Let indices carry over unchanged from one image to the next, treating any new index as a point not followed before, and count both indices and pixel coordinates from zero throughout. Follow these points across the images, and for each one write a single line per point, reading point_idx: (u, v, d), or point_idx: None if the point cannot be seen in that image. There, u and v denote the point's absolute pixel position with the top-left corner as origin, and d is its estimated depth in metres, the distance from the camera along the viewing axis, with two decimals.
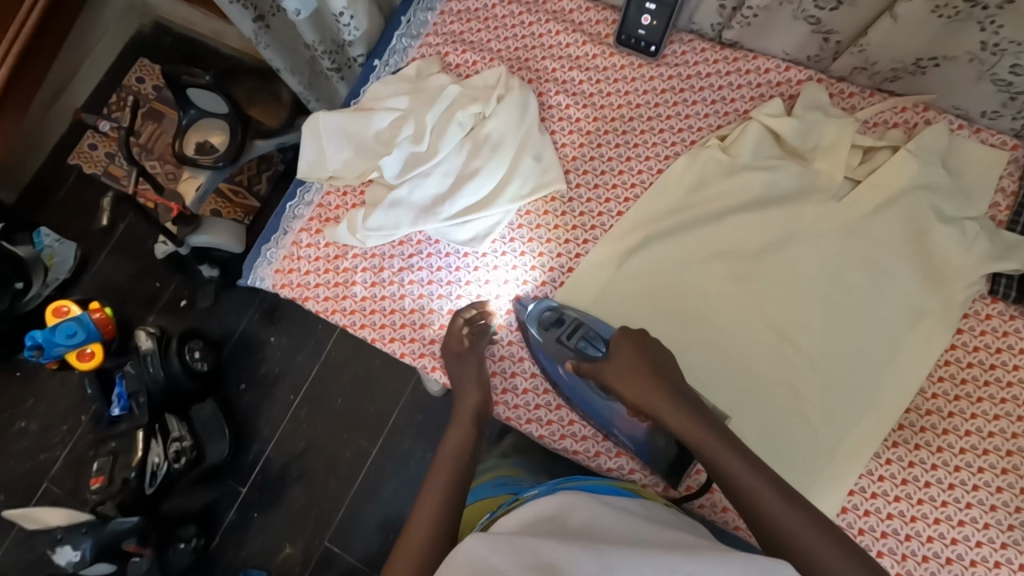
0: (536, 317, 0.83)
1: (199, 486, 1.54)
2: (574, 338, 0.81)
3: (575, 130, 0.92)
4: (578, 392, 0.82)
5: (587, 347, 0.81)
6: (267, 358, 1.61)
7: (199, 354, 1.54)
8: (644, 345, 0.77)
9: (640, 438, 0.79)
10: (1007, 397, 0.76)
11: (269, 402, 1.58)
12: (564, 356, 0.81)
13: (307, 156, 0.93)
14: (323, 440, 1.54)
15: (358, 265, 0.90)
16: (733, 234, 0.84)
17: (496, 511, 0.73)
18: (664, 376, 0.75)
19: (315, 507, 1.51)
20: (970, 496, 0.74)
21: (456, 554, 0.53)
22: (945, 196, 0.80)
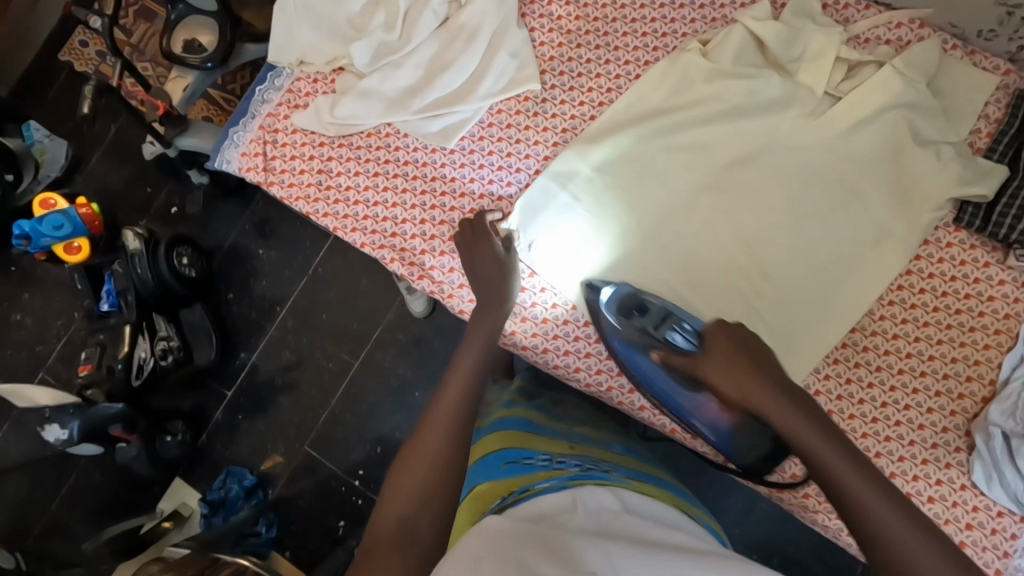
0: (615, 304, 0.79)
1: (186, 386, 1.62)
2: (661, 326, 0.77)
3: (555, 29, 0.89)
4: (653, 376, 0.79)
5: (678, 338, 0.77)
6: (254, 270, 1.63)
7: (188, 261, 1.53)
8: (739, 336, 0.74)
9: (722, 429, 0.78)
10: (953, 322, 0.77)
11: (255, 311, 1.62)
12: (646, 343, 0.78)
13: (277, 37, 0.90)
14: (306, 351, 1.59)
15: (325, 155, 0.89)
16: (702, 145, 0.83)
17: (507, 497, 0.63)
18: (767, 366, 0.72)
19: (297, 412, 1.57)
20: (900, 415, 0.76)
21: (471, 537, 0.49)
22: (923, 116, 0.77)
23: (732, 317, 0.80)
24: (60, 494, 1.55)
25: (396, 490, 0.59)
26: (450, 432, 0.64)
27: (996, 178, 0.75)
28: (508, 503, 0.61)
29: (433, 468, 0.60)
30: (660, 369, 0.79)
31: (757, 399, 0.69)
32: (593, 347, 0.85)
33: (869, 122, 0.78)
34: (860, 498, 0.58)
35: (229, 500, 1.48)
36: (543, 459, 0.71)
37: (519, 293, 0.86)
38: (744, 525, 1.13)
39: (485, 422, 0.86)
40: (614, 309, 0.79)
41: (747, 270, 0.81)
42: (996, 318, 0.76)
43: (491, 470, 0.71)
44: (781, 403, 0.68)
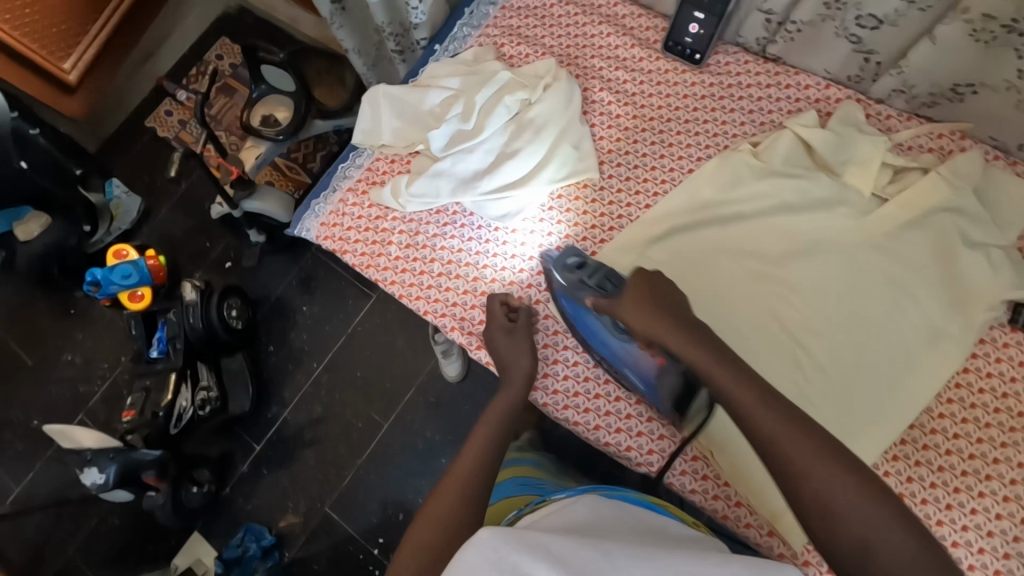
0: (560, 262, 0.88)
1: (218, 436, 1.64)
2: (594, 276, 0.84)
3: (613, 126, 0.97)
4: (595, 331, 0.84)
5: (609, 288, 0.84)
6: (296, 324, 1.70)
7: (236, 312, 1.63)
8: (652, 280, 0.80)
9: (650, 375, 0.79)
10: (1015, 425, 0.76)
11: (293, 366, 1.67)
12: (579, 295, 0.84)
13: (363, 123, 1.01)
14: (337, 409, 1.61)
15: (396, 228, 0.96)
16: (753, 236, 0.87)
17: (525, 509, 0.75)
18: (677, 313, 0.76)
19: (321, 472, 1.57)
20: (966, 519, 0.73)
21: (467, 549, 0.51)
22: (973, 223, 0.81)
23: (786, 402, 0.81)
24: (78, 538, 1.55)
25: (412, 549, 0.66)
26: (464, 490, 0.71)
27: None
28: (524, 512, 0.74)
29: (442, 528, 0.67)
30: (603, 322, 0.83)
31: (740, 395, 0.66)
32: (644, 426, 0.85)
33: (916, 225, 0.83)
34: (823, 492, 0.60)
35: (244, 558, 1.46)
36: (554, 487, 0.87)
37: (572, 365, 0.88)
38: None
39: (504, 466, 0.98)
40: (569, 270, 0.86)
41: (799, 357, 0.82)
42: None
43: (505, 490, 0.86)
44: (781, 417, 0.64)
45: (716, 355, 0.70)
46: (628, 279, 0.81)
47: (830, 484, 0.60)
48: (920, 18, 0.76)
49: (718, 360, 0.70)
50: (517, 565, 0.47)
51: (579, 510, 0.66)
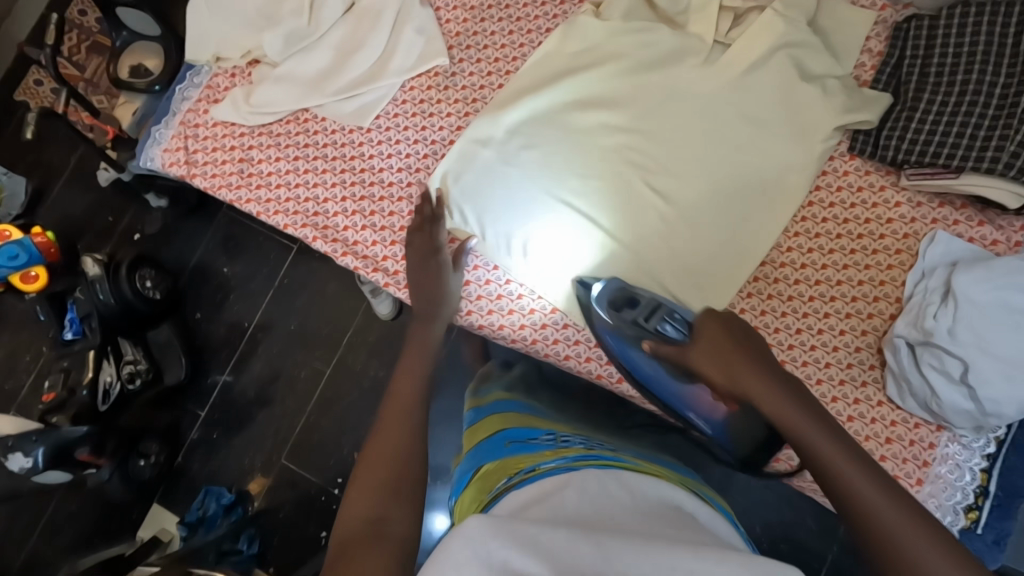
0: (605, 300, 0.78)
1: (159, 408, 1.56)
2: (653, 318, 0.76)
3: (460, 6, 0.92)
4: (652, 374, 0.77)
5: (668, 328, 0.76)
6: (222, 287, 1.61)
7: (150, 283, 1.51)
8: (729, 322, 0.72)
9: (716, 421, 0.74)
10: (856, 247, 0.79)
11: (227, 331, 1.60)
12: (634, 335, 0.76)
13: (193, 35, 0.94)
14: (279, 365, 1.56)
15: (246, 144, 0.91)
16: (607, 100, 0.85)
17: (513, 477, 0.58)
18: (761, 356, 0.68)
19: (274, 428, 1.53)
20: (814, 339, 0.78)
21: (449, 540, 0.38)
22: (808, 53, 0.81)
23: (654, 252, 0.82)
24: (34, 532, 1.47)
25: (362, 486, 0.59)
26: (409, 429, 0.65)
27: (881, 104, 0.78)
28: (512, 484, 0.56)
29: (389, 470, 0.60)
30: (660, 368, 0.76)
31: (786, 415, 0.61)
32: (515, 303, 0.86)
33: (759, 66, 0.82)
34: (875, 509, 0.52)
35: (207, 518, 1.43)
36: (549, 438, 0.69)
37: None
38: (727, 491, 1.08)
39: (484, 399, 0.85)
40: (625, 305, 0.78)
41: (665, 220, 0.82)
42: (898, 238, 0.78)
43: (494, 448, 0.68)
44: (814, 423, 0.60)
45: (777, 379, 0.65)
46: (703, 319, 0.73)
47: (873, 498, 0.53)
48: None
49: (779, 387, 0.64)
50: (507, 564, 0.34)
51: (579, 491, 0.48)
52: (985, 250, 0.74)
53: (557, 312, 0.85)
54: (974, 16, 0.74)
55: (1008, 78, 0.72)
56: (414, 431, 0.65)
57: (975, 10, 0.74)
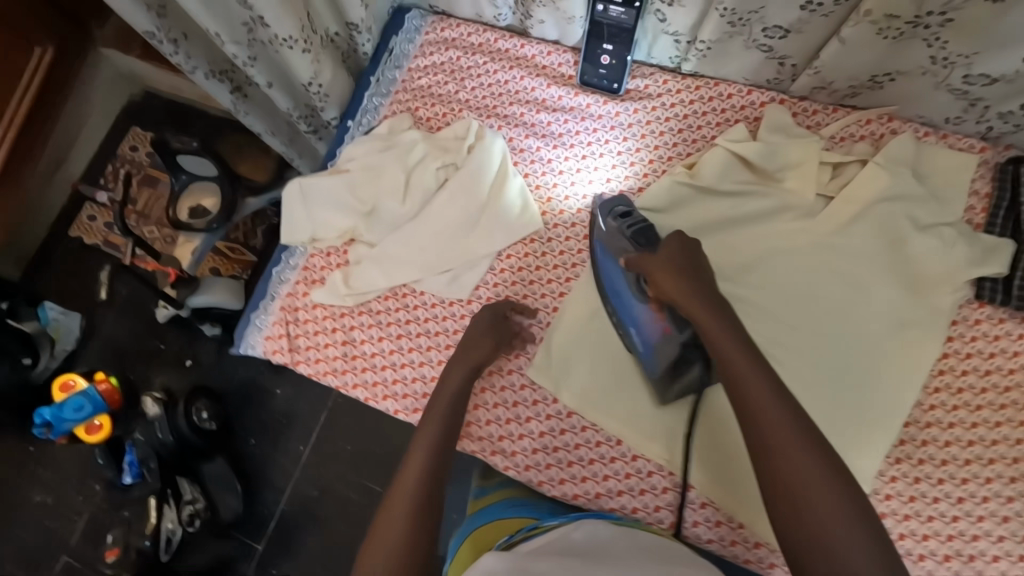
0: (607, 207, 0.87)
1: (213, 539, 1.39)
2: (633, 227, 0.84)
3: (547, 171, 0.94)
4: (618, 287, 0.84)
5: (643, 243, 0.83)
6: (271, 407, 1.46)
7: (207, 414, 1.39)
8: (691, 246, 0.78)
9: (654, 336, 0.80)
10: (1004, 402, 0.76)
11: (278, 453, 1.42)
12: (618, 238, 0.85)
13: (287, 223, 0.96)
14: (331, 486, 1.39)
15: (348, 325, 0.91)
16: (714, 261, 0.85)
17: (515, 535, 0.69)
18: (698, 279, 0.74)
19: (330, 555, 1.35)
20: (981, 509, 0.73)
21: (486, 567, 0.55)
22: (917, 205, 0.80)
23: (813, 404, 0.78)
24: None
25: (375, 544, 0.66)
26: (422, 484, 0.70)
27: (1005, 253, 0.77)
28: (518, 538, 0.67)
29: (405, 547, 0.64)
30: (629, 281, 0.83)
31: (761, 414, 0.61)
32: (646, 483, 0.80)
33: (865, 219, 0.81)
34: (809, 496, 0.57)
35: None
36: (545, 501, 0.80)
37: (559, 435, 0.83)
38: None
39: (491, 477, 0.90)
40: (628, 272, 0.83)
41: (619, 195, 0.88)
42: None
43: (494, 510, 0.79)
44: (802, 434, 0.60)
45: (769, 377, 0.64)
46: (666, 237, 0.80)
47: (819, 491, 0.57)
48: (824, 24, 0.72)
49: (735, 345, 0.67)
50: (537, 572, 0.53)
51: (590, 540, 0.64)
52: None
53: (693, 489, 0.78)
54: None
55: None
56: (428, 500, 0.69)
57: None
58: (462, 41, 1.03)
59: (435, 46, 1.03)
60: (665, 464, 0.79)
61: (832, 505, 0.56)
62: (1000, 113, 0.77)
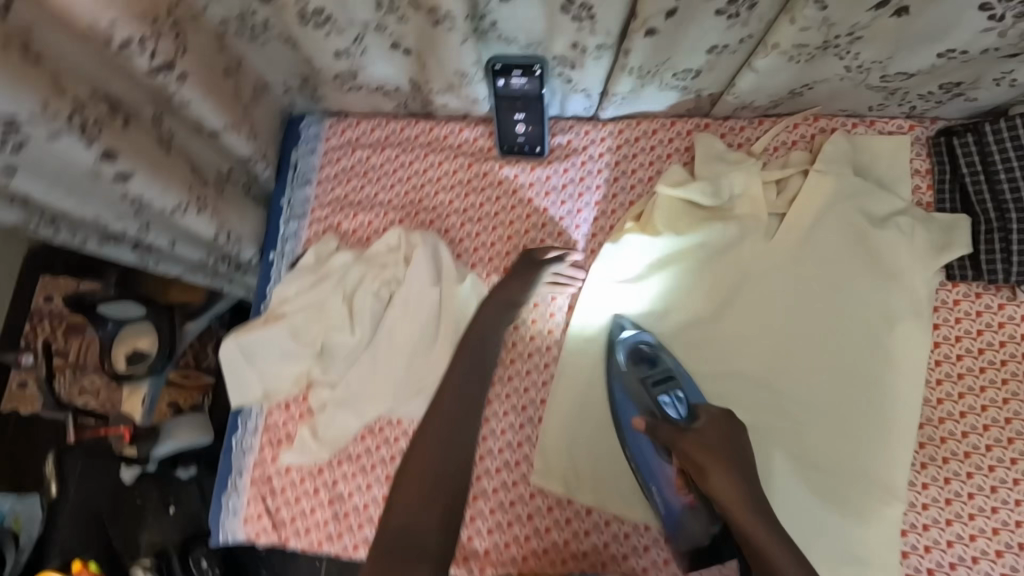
0: (635, 349, 0.79)
1: None
2: (660, 385, 0.78)
3: (494, 256, 0.89)
4: (645, 457, 0.77)
5: (668, 403, 0.77)
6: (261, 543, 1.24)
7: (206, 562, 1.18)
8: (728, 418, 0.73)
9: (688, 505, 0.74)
10: (1006, 377, 0.74)
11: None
12: (642, 393, 0.79)
13: (233, 386, 0.87)
14: None
15: (331, 480, 0.84)
16: (687, 308, 0.81)
17: None
18: (744, 466, 0.70)
19: None
20: (1015, 493, 0.71)
21: None
22: (870, 200, 0.79)
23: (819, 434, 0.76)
24: None
25: (404, 495, 0.66)
26: (449, 458, 0.69)
27: (961, 227, 0.76)
28: None
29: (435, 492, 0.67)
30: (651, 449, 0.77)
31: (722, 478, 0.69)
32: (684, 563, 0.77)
33: (824, 227, 0.79)
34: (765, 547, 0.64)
35: None
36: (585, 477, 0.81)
37: (585, 538, 0.78)
38: None
39: None
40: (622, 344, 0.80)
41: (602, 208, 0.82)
42: None
43: None
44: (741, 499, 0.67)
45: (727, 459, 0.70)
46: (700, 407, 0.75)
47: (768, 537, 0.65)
48: (733, 59, 0.68)
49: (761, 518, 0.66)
50: None
51: None
52: None
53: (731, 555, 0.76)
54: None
55: None
56: (460, 462, 0.69)
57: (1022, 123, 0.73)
58: (365, 138, 0.96)
59: (340, 151, 0.96)
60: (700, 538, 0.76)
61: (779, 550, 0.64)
62: (920, 95, 0.75)
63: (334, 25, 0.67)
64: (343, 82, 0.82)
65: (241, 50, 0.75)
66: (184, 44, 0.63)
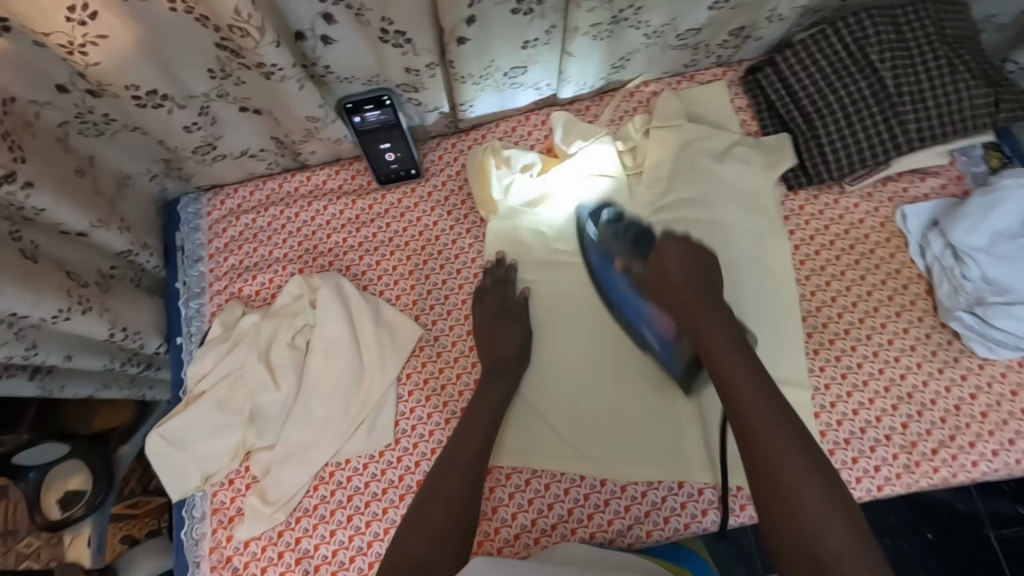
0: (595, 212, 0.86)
1: None
2: (628, 231, 0.85)
3: (398, 279, 0.92)
4: (637, 315, 0.83)
5: (635, 243, 0.84)
6: None
7: None
8: (692, 248, 0.80)
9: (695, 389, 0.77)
10: (858, 258, 0.85)
11: None
12: (614, 249, 0.84)
13: (167, 479, 0.84)
14: None
15: (292, 539, 0.82)
16: (564, 295, 0.88)
17: None
18: (732, 337, 0.73)
19: None
20: (892, 351, 0.81)
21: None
22: (706, 139, 0.89)
23: None
24: None
25: (420, 521, 0.71)
26: (468, 474, 0.75)
27: (787, 144, 0.87)
28: None
29: (446, 501, 0.73)
30: (625, 277, 0.84)
31: (736, 388, 0.70)
32: (645, 504, 0.80)
33: (676, 171, 0.88)
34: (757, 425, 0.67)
35: None
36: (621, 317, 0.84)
37: (550, 513, 0.80)
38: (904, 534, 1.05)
39: None
40: (513, 334, 0.83)
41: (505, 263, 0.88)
42: (878, 230, 0.85)
43: None
44: (774, 418, 0.68)
45: (747, 364, 0.71)
46: (661, 243, 0.81)
47: (768, 431, 0.67)
48: (550, 49, 0.77)
49: (796, 454, 0.66)
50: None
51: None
52: (946, 198, 0.84)
53: (684, 482, 0.80)
54: (804, 51, 0.85)
55: (867, 81, 0.83)
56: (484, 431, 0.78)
57: (800, 47, 0.86)
58: (247, 203, 0.97)
59: (225, 220, 0.96)
60: (651, 478, 0.80)
61: (772, 436, 0.66)
62: (718, 44, 0.87)
63: (174, 102, 0.70)
64: (205, 153, 0.83)
65: (89, 147, 0.77)
66: (24, 155, 0.66)
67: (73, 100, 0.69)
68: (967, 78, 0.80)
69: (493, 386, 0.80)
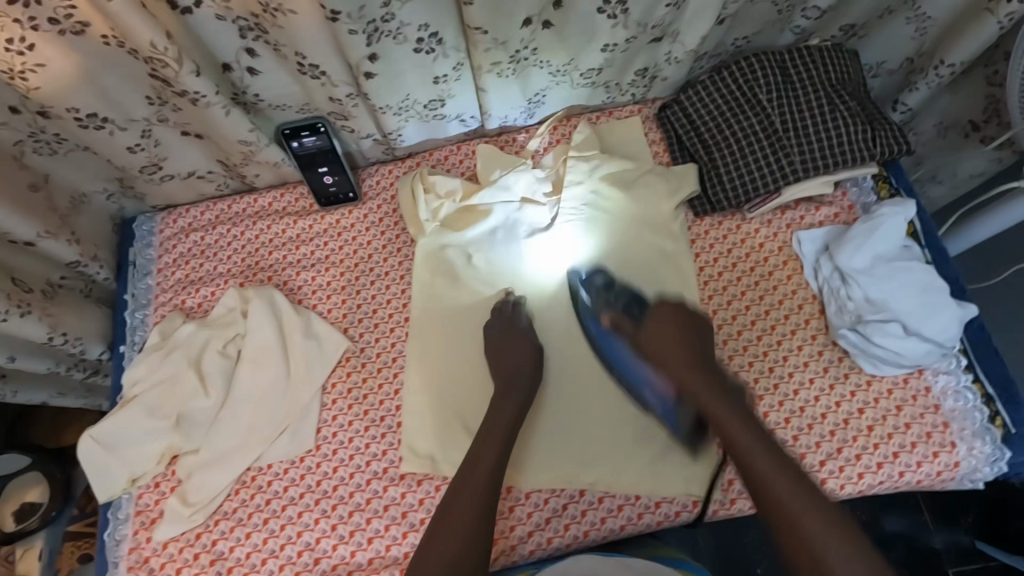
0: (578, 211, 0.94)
1: None
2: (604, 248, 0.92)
3: (331, 293, 0.97)
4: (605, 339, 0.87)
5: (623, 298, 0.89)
6: None
7: None
8: (687, 320, 0.84)
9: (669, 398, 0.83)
10: (757, 280, 0.90)
11: None
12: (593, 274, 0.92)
13: (96, 480, 0.88)
14: None
15: (209, 541, 0.84)
16: (547, 312, 0.92)
17: None
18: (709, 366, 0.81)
19: None
20: (787, 368, 0.85)
21: None
22: (621, 166, 0.95)
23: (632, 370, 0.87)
24: None
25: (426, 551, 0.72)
26: (478, 501, 0.74)
27: (693, 174, 0.93)
28: None
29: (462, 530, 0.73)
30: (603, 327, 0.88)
31: (733, 439, 0.74)
32: (547, 510, 0.82)
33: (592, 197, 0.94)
34: (766, 476, 0.70)
35: None
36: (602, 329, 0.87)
37: None
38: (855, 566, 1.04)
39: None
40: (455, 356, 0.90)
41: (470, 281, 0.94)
42: (777, 254, 0.91)
43: None
44: (768, 454, 0.72)
45: (737, 412, 0.76)
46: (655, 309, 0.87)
47: (763, 471, 0.71)
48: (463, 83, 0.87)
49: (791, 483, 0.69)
50: None
51: None
52: (838, 225, 0.90)
53: (585, 491, 0.83)
54: (703, 91, 0.94)
55: (758, 117, 0.91)
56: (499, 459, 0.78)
57: (700, 88, 0.94)
58: (196, 222, 1.03)
59: (175, 237, 1.02)
60: (555, 485, 0.83)
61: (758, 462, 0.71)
62: (628, 83, 0.96)
63: (115, 124, 0.79)
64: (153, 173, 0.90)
65: (43, 166, 0.85)
66: None
67: (26, 120, 0.78)
68: (847, 116, 0.88)
69: (500, 410, 0.81)
